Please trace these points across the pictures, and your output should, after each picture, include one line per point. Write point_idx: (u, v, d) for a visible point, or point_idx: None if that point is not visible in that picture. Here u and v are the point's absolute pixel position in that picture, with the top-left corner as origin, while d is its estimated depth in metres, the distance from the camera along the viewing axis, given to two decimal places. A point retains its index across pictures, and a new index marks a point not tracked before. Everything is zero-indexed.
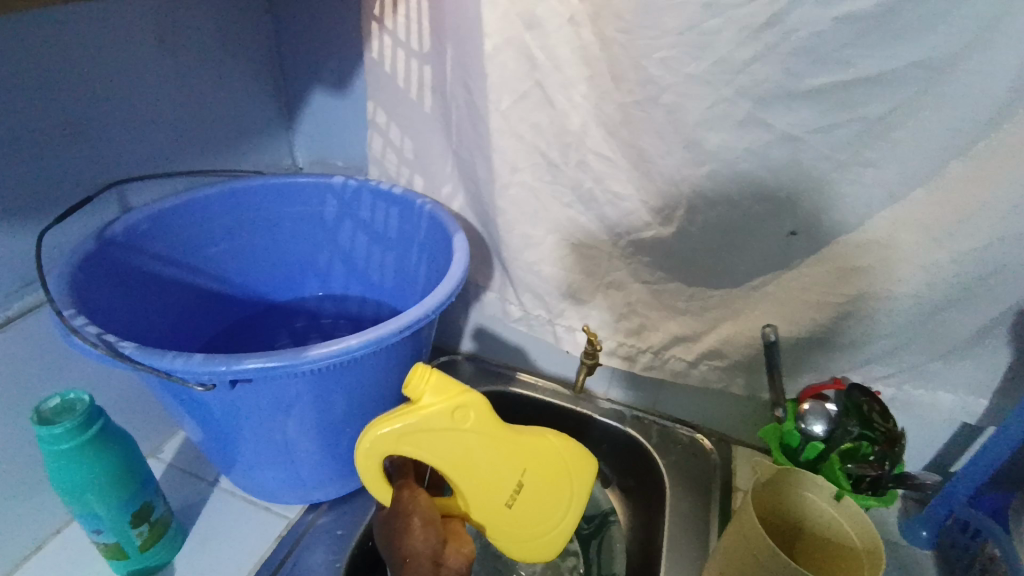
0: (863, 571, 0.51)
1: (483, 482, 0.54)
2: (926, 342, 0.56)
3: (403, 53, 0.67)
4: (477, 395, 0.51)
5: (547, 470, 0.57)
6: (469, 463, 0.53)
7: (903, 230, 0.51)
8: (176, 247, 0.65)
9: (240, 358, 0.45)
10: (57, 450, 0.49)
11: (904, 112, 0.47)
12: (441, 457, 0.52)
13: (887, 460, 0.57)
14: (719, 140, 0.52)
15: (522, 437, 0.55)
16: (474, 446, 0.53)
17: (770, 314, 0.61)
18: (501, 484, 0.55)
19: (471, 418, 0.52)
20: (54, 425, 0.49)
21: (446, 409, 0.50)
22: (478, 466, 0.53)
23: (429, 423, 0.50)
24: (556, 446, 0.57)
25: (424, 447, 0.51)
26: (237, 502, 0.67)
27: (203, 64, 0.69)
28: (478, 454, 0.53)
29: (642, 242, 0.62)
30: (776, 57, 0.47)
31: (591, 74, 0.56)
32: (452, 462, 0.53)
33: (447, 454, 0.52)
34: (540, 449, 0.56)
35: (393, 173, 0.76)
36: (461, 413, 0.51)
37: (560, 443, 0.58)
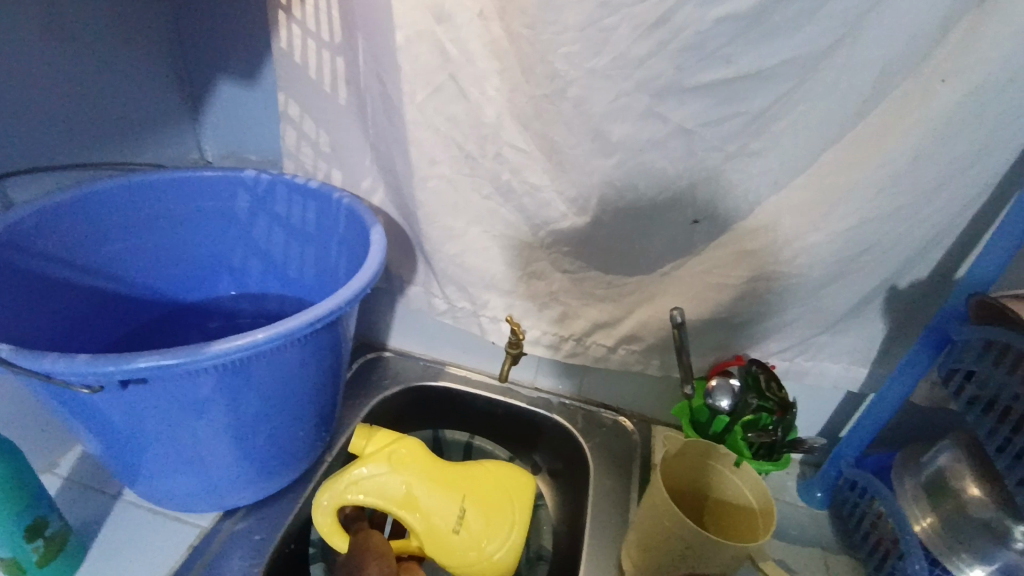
0: (758, 531, 0.56)
1: (427, 513, 0.62)
2: (814, 318, 0.61)
3: (313, 43, 0.66)
4: (409, 437, 0.64)
5: (485, 500, 0.64)
6: (413, 496, 0.62)
7: (784, 216, 0.56)
8: (66, 245, 0.60)
9: (133, 357, 0.43)
10: None
11: (783, 107, 0.51)
12: (387, 495, 0.62)
13: (781, 427, 0.60)
14: (623, 132, 0.55)
15: (457, 471, 0.65)
16: (414, 483, 0.62)
17: (679, 298, 0.65)
18: (445, 519, 0.62)
19: (406, 458, 0.63)
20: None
21: (384, 452, 0.63)
22: (421, 498, 0.62)
23: (372, 467, 0.61)
24: (491, 472, 0.66)
25: (368, 490, 0.61)
26: (146, 514, 0.64)
27: (93, 49, 0.65)
28: (418, 487, 0.62)
29: (559, 231, 0.64)
30: (668, 53, 0.50)
31: (502, 68, 0.57)
32: (398, 502, 0.62)
33: (392, 494, 0.61)
34: (478, 480, 0.65)
35: (310, 167, 0.74)
36: (397, 455, 0.63)
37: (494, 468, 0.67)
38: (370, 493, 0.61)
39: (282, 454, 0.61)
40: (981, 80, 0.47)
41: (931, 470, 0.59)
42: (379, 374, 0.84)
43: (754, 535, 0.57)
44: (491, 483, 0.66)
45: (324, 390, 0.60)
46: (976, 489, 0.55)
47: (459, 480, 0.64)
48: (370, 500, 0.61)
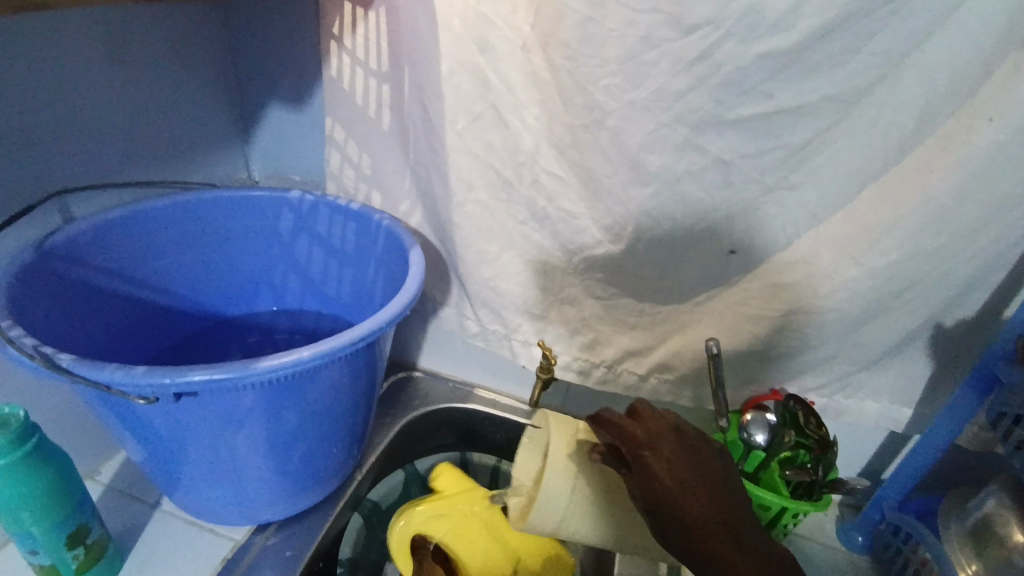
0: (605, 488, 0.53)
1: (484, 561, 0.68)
2: (854, 354, 0.59)
3: (361, 72, 0.69)
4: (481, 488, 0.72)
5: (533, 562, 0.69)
6: (470, 538, 0.69)
7: (824, 249, 0.55)
8: (121, 259, 0.64)
9: (185, 370, 0.44)
10: None
11: (823, 141, 0.51)
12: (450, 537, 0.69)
13: (820, 465, 0.59)
14: (661, 162, 0.55)
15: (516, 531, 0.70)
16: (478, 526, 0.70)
17: (714, 329, 0.64)
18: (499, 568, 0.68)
19: (478, 501, 0.70)
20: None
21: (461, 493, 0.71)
22: (477, 545, 0.69)
23: (446, 500, 0.70)
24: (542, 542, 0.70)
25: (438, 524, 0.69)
26: (180, 524, 0.65)
27: (156, 75, 0.69)
28: (480, 536, 0.69)
29: (594, 258, 0.64)
30: (707, 87, 0.51)
31: (542, 97, 0.58)
32: (460, 541, 0.69)
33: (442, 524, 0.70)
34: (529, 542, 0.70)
35: (352, 189, 0.76)
36: (470, 499, 0.71)
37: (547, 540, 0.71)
38: (437, 529, 0.69)
39: (314, 471, 0.61)
40: None
41: (977, 516, 0.56)
42: (409, 394, 0.84)
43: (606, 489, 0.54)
44: (536, 550, 0.70)
45: (358, 409, 0.61)
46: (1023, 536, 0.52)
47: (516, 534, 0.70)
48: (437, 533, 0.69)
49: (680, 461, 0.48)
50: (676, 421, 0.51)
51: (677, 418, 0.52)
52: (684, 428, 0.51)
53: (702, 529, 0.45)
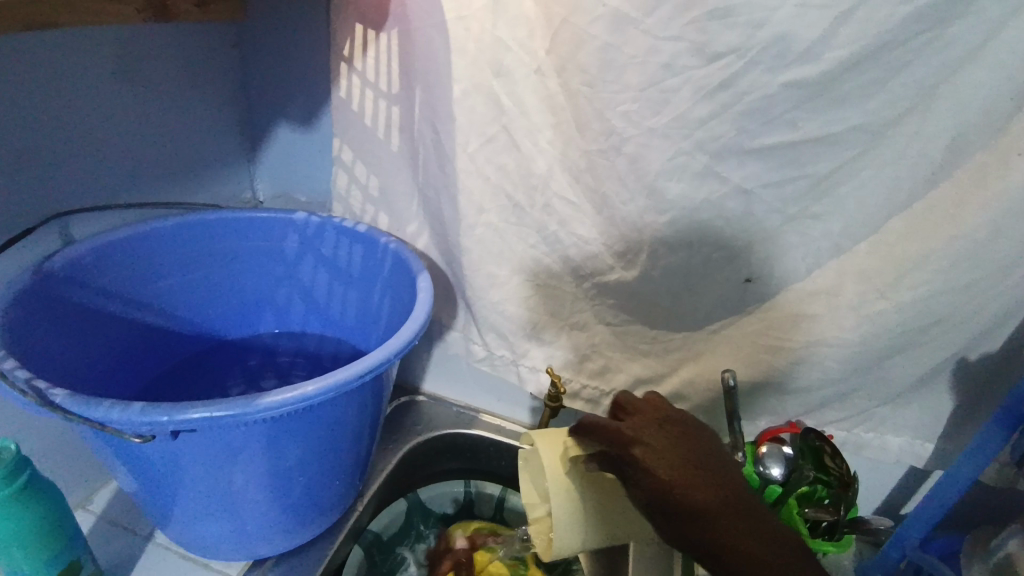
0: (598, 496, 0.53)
1: None
2: (875, 386, 0.58)
3: (371, 93, 0.68)
4: None
5: None
6: None
7: (847, 281, 0.53)
8: (121, 283, 0.62)
9: (187, 407, 0.42)
10: None
11: (847, 171, 0.50)
12: None
13: (842, 503, 0.57)
14: (679, 190, 0.54)
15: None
16: None
17: (730, 359, 0.62)
18: None
19: None
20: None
21: None
22: None
23: None
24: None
25: None
26: (173, 558, 0.62)
27: (161, 94, 0.67)
28: None
29: (606, 284, 0.63)
30: (730, 116, 0.50)
31: (557, 121, 0.57)
32: None
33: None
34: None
35: (358, 210, 0.75)
36: None
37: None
38: None
39: (316, 503, 0.59)
40: None
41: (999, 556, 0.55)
42: (412, 419, 0.82)
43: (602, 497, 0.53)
44: None
45: (364, 439, 0.59)
46: None
47: None
48: None
49: (672, 449, 0.45)
50: (663, 412, 0.49)
51: (671, 409, 0.49)
52: (674, 417, 0.48)
53: (708, 516, 0.42)
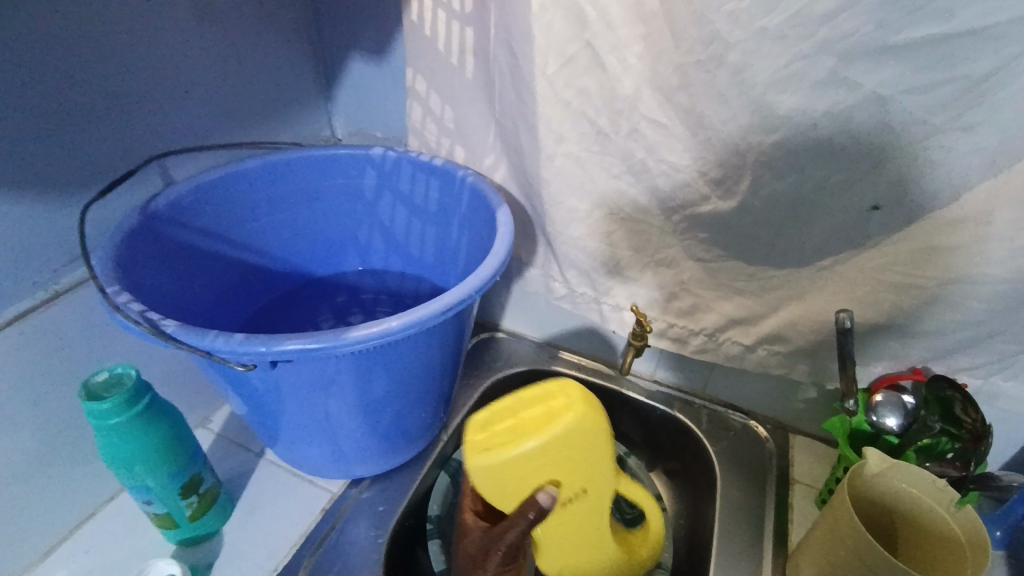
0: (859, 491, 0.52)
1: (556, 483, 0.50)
2: (1023, 330, 0.50)
3: (443, 14, 0.63)
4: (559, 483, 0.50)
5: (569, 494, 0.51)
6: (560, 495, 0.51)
7: (1001, 206, 0.45)
8: (218, 221, 0.64)
9: (283, 339, 0.44)
10: (108, 425, 0.49)
11: (1016, 68, 0.41)
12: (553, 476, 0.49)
13: (970, 458, 0.54)
14: (792, 103, 0.47)
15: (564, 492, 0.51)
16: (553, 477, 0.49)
17: (841, 297, 0.56)
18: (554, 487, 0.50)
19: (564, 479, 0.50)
20: (102, 399, 0.49)
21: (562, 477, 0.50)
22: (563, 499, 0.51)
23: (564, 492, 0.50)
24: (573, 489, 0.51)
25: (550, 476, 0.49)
26: (281, 474, 0.68)
27: (242, 28, 0.67)
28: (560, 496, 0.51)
29: (698, 217, 0.58)
30: (863, 6, 0.41)
31: (647, 32, 0.51)
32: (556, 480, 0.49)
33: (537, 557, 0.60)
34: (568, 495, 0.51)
35: (433, 144, 0.73)
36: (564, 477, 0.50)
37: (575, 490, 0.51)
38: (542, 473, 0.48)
39: (404, 431, 0.61)
40: None
41: None
42: (492, 355, 0.83)
43: (911, 502, 0.51)
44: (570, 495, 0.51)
45: (446, 373, 0.60)
46: None
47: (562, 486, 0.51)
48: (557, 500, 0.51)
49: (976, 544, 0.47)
50: (969, 531, 0.48)
51: (964, 520, 0.48)
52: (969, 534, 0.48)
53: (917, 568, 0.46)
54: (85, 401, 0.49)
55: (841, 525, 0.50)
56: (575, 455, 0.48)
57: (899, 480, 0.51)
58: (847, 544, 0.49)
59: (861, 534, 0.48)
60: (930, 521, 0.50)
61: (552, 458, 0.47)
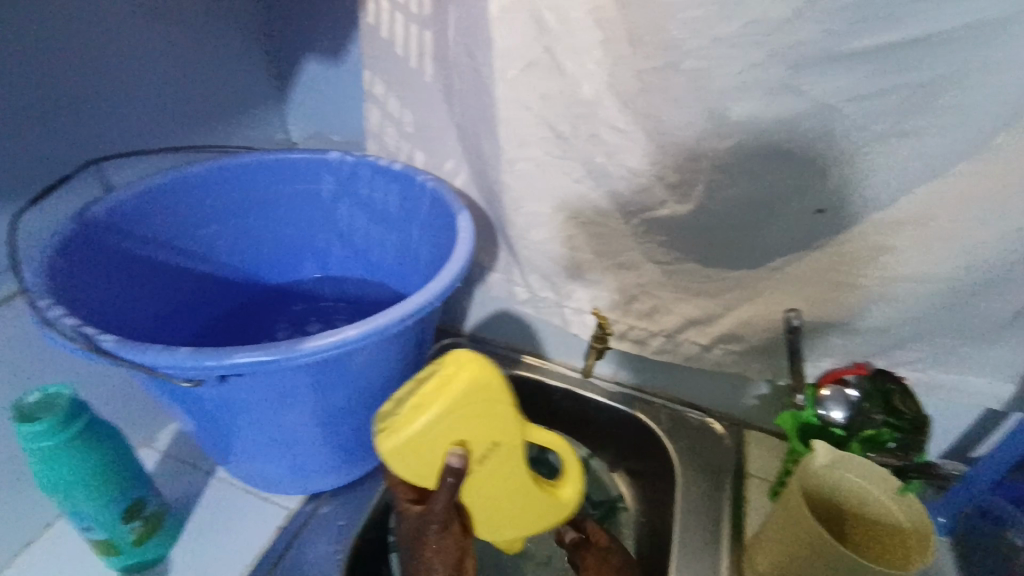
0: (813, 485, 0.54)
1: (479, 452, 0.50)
2: (956, 324, 0.53)
3: (401, 17, 0.62)
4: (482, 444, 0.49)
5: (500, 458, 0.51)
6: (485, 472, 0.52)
7: (937, 209, 0.48)
8: (161, 228, 0.61)
9: (233, 352, 0.42)
10: (41, 448, 0.46)
11: (947, 79, 0.44)
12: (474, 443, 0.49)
13: (911, 448, 0.56)
14: (745, 110, 0.48)
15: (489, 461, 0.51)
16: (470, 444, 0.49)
17: (792, 297, 0.58)
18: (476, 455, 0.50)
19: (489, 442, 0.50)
20: (35, 421, 0.46)
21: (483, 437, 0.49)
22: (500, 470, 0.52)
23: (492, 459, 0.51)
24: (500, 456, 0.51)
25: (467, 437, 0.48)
26: (234, 493, 0.65)
27: (186, 25, 0.64)
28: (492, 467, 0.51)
29: (657, 220, 0.59)
30: (809, 17, 0.43)
31: (606, 38, 0.52)
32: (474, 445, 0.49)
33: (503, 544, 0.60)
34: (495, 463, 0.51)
35: (392, 148, 0.71)
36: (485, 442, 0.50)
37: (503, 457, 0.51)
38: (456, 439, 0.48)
39: (364, 442, 0.60)
40: None
41: None
42: None
43: (861, 493, 0.53)
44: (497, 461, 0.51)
45: (407, 380, 0.59)
46: None
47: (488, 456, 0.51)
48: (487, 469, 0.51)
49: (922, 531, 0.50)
50: (916, 520, 0.50)
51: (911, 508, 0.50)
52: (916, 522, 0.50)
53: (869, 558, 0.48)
54: (16, 423, 0.46)
55: (797, 519, 0.52)
56: (486, 412, 0.48)
57: (850, 472, 0.53)
58: (803, 537, 0.51)
59: (815, 526, 0.50)
60: (879, 511, 0.53)
61: (459, 420, 0.47)
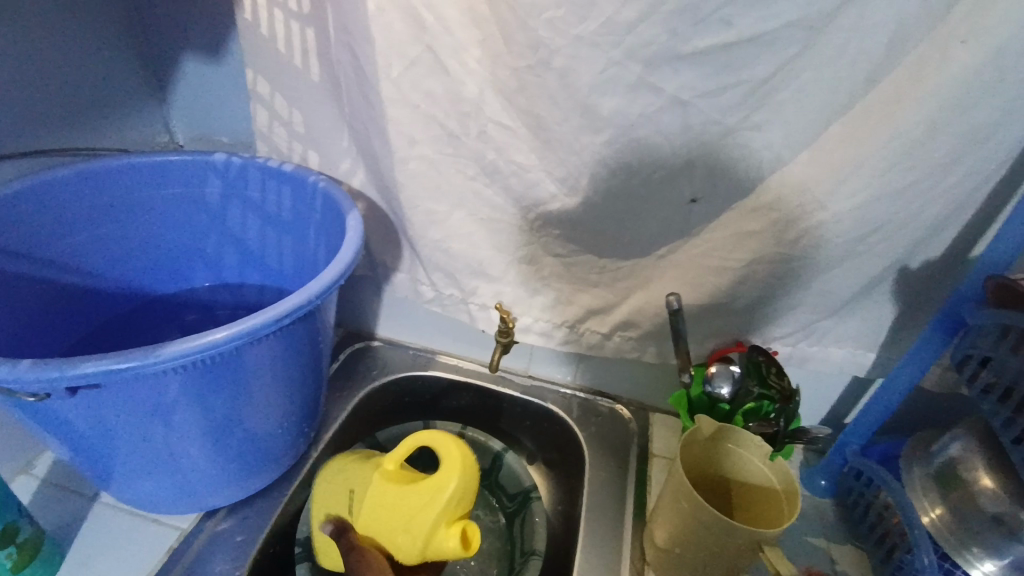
0: (694, 455, 0.58)
1: (381, 521, 0.57)
2: (817, 300, 0.58)
3: (281, 14, 0.61)
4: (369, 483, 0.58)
5: (402, 512, 0.55)
6: (380, 507, 0.57)
7: (789, 194, 0.52)
8: (20, 240, 0.57)
9: (81, 361, 0.40)
10: None
11: (784, 76, 0.47)
12: (382, 533, 0.57)
13: (783, 417, 0.59)
14: (613, 105, 0.51)
15: (403, 492, 0.56)
16: (369, 517, 0.57)
17: (676, 283, 0.61)
18: (385, 499, 0.57)
19: (370, 482, 0.58)
20: None
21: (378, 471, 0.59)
22: (410, 509, 0.55)
23: (396, 502, 0.56)
24: (419, 491, 0.55)
25: (367, 515, 0.57)
26: (121, 517, 0.61)
27: (43, 21, 0.60)
28: (387, 508, 0.56)
29: (550, 215, 0.61)
30: (658, 17, 0.46)
31: (482, 37, 0.53)
32: (374, 512, 0.57)
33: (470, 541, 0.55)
34: (416, 495, 0.55)
35: (285, 149, 0.70)
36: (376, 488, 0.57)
37: (411, 489, 0.56)
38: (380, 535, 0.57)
39: (260, 453, 0.58)
40: (1004, 42, 0.44)
41: (942, 461, 0.56)
42: (367, 364, 0.80)
43: (741, 462, 0.57)
44: (405, 496, 0.56)
45: (303, 387, 0.57)
46: (989, 481, 0.52)
47: (397, 504, 0.56)
48: (394, 513, 0.56)
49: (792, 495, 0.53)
50: (786, 481, 0.54)
51: (781, 471, 0.54)
52: (786, 485, 0.54)
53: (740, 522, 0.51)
54: None
55: (679, 487, 0.55)
56: (368, 493, 0.58)
57: (730, 442, 0.57)
58: (685, 505, 0.54)
59: (692, 493, 0.53)
60: (758, 479, 0.56)
61: (366, 501, 0.58)
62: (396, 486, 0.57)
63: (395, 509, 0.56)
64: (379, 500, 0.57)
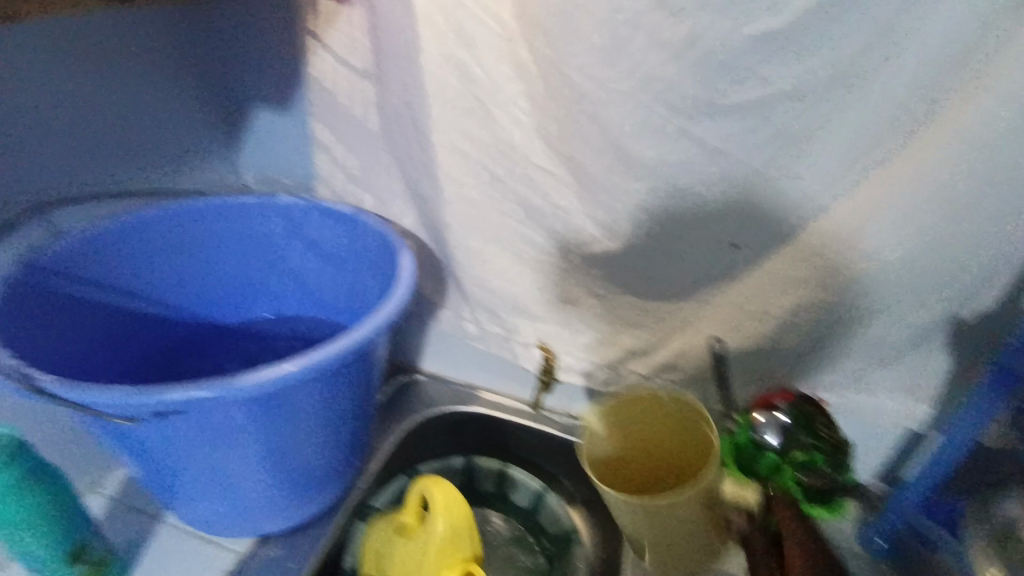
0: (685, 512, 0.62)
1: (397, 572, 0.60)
2: (863, 348, 0.57)
3: (344, 70, 0.66)
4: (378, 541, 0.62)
5: (408, 563, 0.59)
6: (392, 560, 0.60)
7: (830, 241, 0.52)
8: (108, 271, 0.63)
9: (166, 389, 0.43)
10: None
11: (823, 126, 0.49)
12: None
13: (835, 467, 0.59)
14: (654, 154, 0.53)
15: (405, 545, 0.60)
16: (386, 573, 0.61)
17: (716, 328, 0.61)
18: (394, 555, 0.60)
19: (377, 541, 0.62)
20: None
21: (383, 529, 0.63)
22: (413, 557, 0.59)
23: (402, 555, 0.60)
24: (417, 542, 0.59)
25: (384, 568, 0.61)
26: (179, 537, 0.64)
27: (137, 79, 0.67)
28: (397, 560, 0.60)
29: (592, 256, 0.62)
30: (696, 73, 0.48)
31: (528, 89, 0.56)
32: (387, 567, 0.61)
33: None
34: (415, 545, 0.59)
35: (342, 191, 0.74)
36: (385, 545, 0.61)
37: (411, 542, 0.59)
38: None
39: (310, 481, 0.60)
40: None
41: (997, 518, 0.54)
42: (411, 398, 0.83)
43: (734, 501, 0.62)
44: (407, 548, 0.59)
45: (354, 419, 0.59)
46: None
47: (403, 557, 0.60)
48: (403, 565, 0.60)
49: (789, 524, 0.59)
50: (779, 511, 0.59)
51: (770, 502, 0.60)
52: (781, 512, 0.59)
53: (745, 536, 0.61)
54: None
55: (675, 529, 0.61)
56: (380, 551, 0.62)
57: (721, 487, 0.62)
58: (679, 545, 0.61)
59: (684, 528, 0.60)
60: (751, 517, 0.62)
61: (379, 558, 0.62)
62: (399, 541, 0.61)
63: (402, 562, 0.60)
64: (390, 556, 0.61)
